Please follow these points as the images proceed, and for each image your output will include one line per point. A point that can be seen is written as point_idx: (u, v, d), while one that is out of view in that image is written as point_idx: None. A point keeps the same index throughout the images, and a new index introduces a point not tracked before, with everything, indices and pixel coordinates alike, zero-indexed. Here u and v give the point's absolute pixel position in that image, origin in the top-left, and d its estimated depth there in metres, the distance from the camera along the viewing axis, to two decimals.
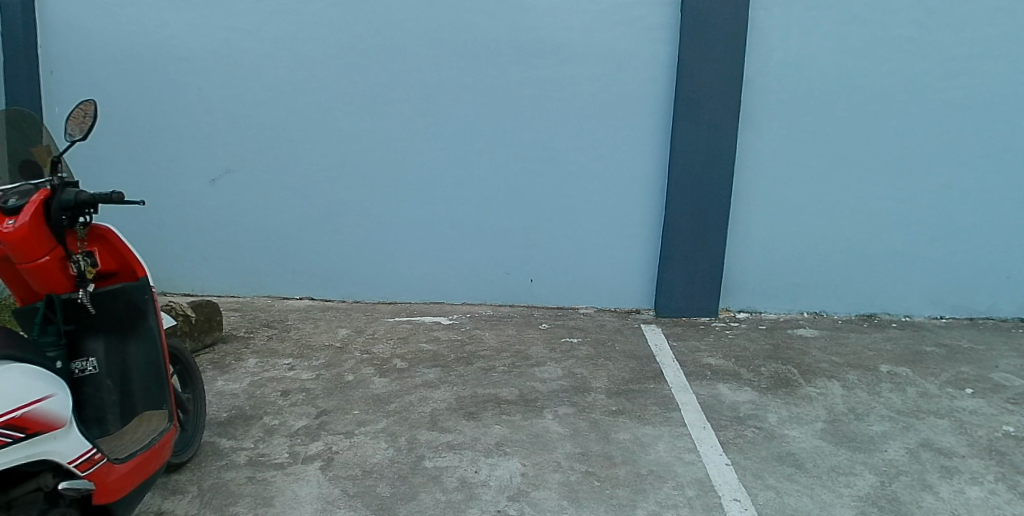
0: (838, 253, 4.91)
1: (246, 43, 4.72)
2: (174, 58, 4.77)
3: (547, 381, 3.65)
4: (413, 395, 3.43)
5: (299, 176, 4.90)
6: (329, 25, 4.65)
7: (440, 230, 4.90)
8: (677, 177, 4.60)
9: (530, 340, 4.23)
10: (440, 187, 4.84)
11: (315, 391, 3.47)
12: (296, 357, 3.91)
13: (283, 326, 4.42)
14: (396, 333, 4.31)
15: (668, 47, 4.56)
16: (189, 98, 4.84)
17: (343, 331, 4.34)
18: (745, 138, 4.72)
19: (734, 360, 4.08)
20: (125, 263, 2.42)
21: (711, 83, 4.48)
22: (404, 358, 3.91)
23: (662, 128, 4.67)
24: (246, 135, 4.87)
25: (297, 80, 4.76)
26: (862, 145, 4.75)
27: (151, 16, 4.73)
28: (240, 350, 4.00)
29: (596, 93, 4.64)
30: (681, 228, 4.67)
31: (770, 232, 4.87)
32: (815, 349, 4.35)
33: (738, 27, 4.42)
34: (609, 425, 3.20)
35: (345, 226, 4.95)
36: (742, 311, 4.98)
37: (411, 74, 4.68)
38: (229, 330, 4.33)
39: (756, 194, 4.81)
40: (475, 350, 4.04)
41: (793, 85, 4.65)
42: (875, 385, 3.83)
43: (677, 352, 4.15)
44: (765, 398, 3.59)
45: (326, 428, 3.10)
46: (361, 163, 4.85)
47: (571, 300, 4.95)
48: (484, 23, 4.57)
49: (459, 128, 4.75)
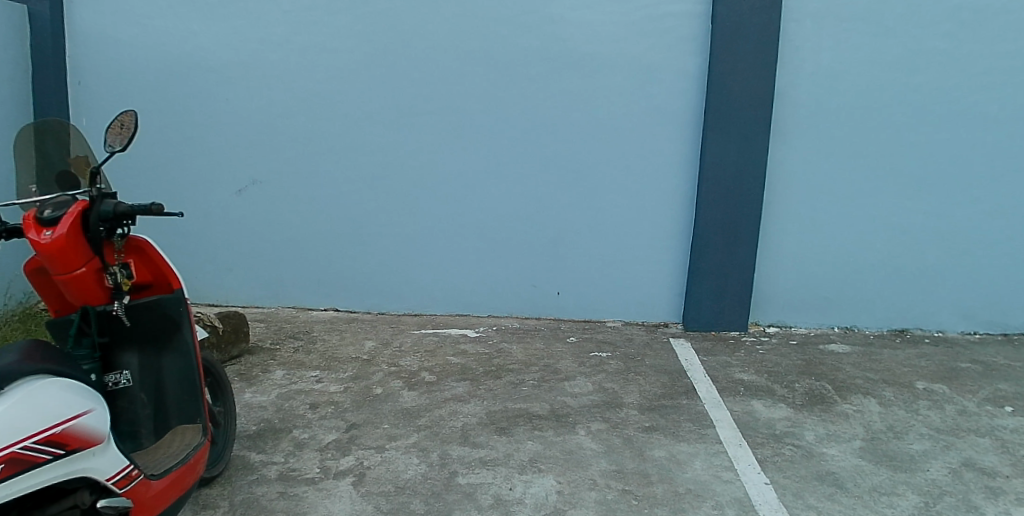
0: (869, 267, 4.84)
1: (273, 54, 4.73)
2: (201, 68, 4.79)
3: (578, 396, 3.59)
4: (443, 409, 3.38)
5: (324, 187, 4.88)
6: (357, 36, 4.65)
7: (466, 241, 4.86)
8: (706, 190, 4.55)
9: (558, 354, 4.16)
10: (465, 199, 4.81)
11: (344, 404, 3.43)
12: (324, 370, 3.87)
13: (309, 338, 4.39)
14: (423, 345, 4.24)
15: (698, 59, 4.53)
16: (217, 109, 4.84)
17: (370, 343, 4.29)
18: (776, 150, 4.66)
19: (767, 375, 4.01)
20: (161, 275, 2.36)
21: (741, 95, 4.44)
22: (432, 371, 3.85)
23: (691, 140, 4.63)
24: (271, 146, 4.86)
25: (325, 92, 4.75)
26: (894, 159, 4.68)
27: (180, 27, 4.75)
28: (267, 362, 3.99)
29: (625, 105, 4.60)
30: (711, 242, 4.61)
31: (801, 245, 4.80)
32: (848, 365, 4.27)
33: (769, 39, 4.39)
34: (642, 442, 3.13)
35: (371, 237, 4.92)
36: (772, 326, 4.89)
37: (438, 83, 4.66)
38: (254, 341, 4.30)
39: (788, 207, 4.74)
40: (504, 363, 3.98)
41: (824, 97, 4.59)
42: (912, 402, 3.76)
43: (708, 367, 4.07)
44: (801, 414, 3.52)
45: (357, 442, 3.05)
46: (387, 176, 4.83)
47: (598, 313, 4.89)
48: (513, 34, 4.55)
49: (486, 139, 4.72)
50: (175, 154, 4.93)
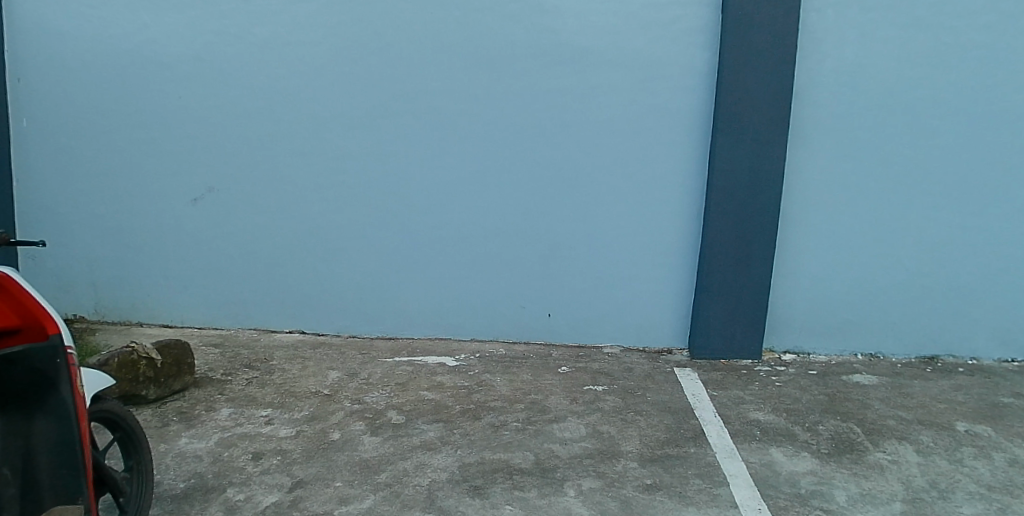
0: (895, 287, 4.33)
1: (231, 47, 4.21)
2: (151, 63, 4.28)
3: (568, 443, 3.08)
4: (408, 461, 2.88)
5: (288, 195, 4.37)
6: (324, 27, 4.14)
7: (446, 256, 4.36)
8: (717, 202, 4.04)
9: (548, 388, 3.64)
10: (445, 210, 4.31)
11: (293, 454, 2.93)
12: (277, 408, 3.37)
13: (266, 367, 3.87)
14: (393, 377, 3.73)
15: (707, 54, 4.02)
16: (169, 109, 4.33)
17: (334, 374, 3.77)
18: (794, 156, 4.15)
19: (786, 415, 3.49)
20: (30, 317, 1.90)
21: (756, 94, 3.93)
22: (401, 410, 3.35)
23: (699, 145, 4.12)
24: (230, 149, 4.34)
25: (288, 89, 4.23)
26: (924, 166, 4.18)
27: (128, 17, 4.24)
28: (213, 398, 3.49)
29: (624, 105, 4.10)
30: (721, 259, 4.10)
31: (821, 263, 4.29)
32: (876, 401, 3.76)
33: (786, 32, 3.89)
34: (643, 508, 2.62)
35: (340, 251, 4.41)
36: (788, 352, 4.38)
37: (415, 80, 4.16)
38: (203, 371, 3.79)
39: (807, 219, 4.22)
40: (485, 400, 3.47)
41: (848, 97, 4.09)
42: (955, 450, 3.24)
43: (718, 405, 3.56)
44: (828, 467, 3.01)
45: (300, 507, 2.55)
46: (358, 184, 4.32)
47: (593, 338, 4.38)
48: (498, 25, 4.05)
49: (468, 144, 4.22)
50: (125, 159, 4.42)
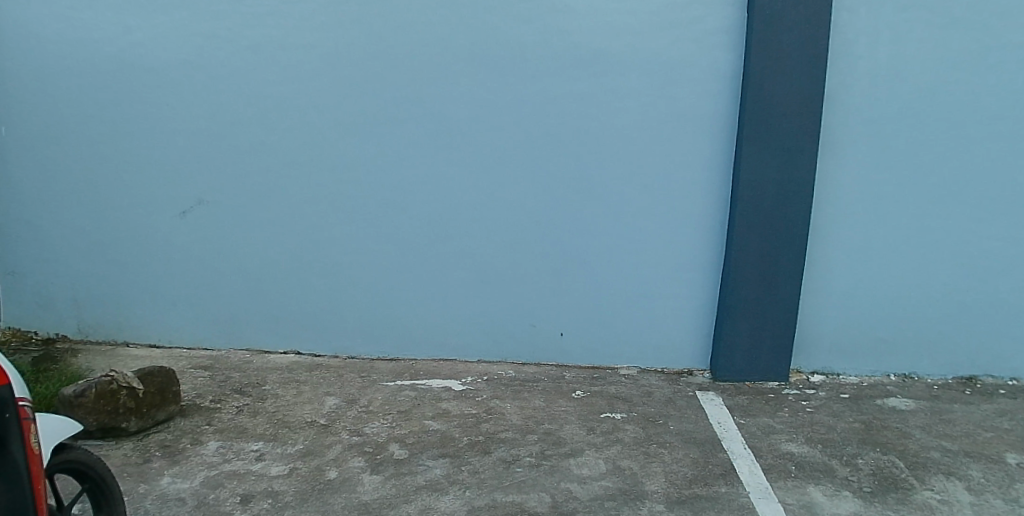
0: (930, 304, 4.06)
1: (221, 51, 3.95)
2: (137, 68, 4.02)
3: (588, 481, 2.81)
4: (411, 505, 2.61)
5: (283, 207, 4.11)
6: (321, 28, 3.88)
7: (452, 271, 4.09)
8: (742, 214, 3.77)
9: (562, 417, 3.38)
10: (450, 223, 4.04)
11: (285, 497, 2.67)
12: (269, 441, 3.11)
13: (259, 392, 3.61)
14: (396, 404, 3.46)
15: (730, 56, 3.76)
16: (157, 117, 4.07)
17: (332, 400, 3.50)
18: (824, 165, 3.88)
19: (821, 447, 3.22)
20: None
21: (784, 99, 3.67)
22: (403, 443, 3.08)
23: (722, 153, 3.85)
24: (221, 159, 4.08)
25: (282, 94, 3.97)
26: (962, 175, 3.91)
27: (112, 19, 3.98)
28: (200, 429, 3.22)
29: (642, 110, 3.83)
30: (747, 276, 3.83)
31: (852, 278, 4.02)
32: (916, 429, 3.48)
33: (816, 32, 3.62)
34: None
35: (339, 266, 4.15)
36: (817, 374, 4.11)
37: (417, 84, 3.89)
38: (191, 398, 3.53)
39: (838, 232, 3.95)
40: (494, 431, 3.20)
41: (881, 102, 3.82)
42: (1009, 486, 2.97)
43: (747, 435, 3.29)
44: (874, 509, 2.74)
45: None
46: (357, 195, 4.06)
47: (608, 358, 4.12)
48: (506, 26, 3.79)
49: (475, 152, 3.95)
50: (109, 169, 4.16)
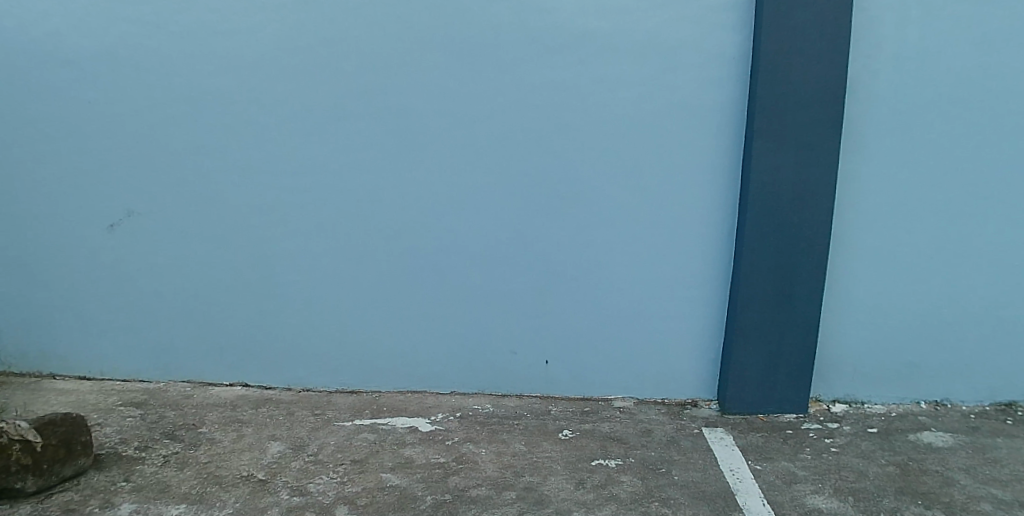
0: (966, 321, 3.56)
1: (151, 39, 3.43)
2: (55, 61, 3.49)
3: None
4: None
5: (226, 219, 3.59)
6: (264, 12, 3.36)
7: (420, 290, 3.58)
8: (753, 223, 3.26)
9: (545, 466, 2.86)
10: (417, 234, 3.53)
11: None
12: (193, 504, 2.59)
13: (192, 437, 3.09)
14: (350, 451, 2.95)
15: (737, 40, 3.25)
16: (80, 117, 3.54)
17: (276, 447, 2.99)
18: (846, 164, 3.38)
19: (853, 500, 2.72)
20: None
21: (800, 89, 3.16)
22: (353, 505, 2.56)
23: (728, 152, 3.35)
24: (155, 164, 3.56)
25: (223, 89, 3.45)
26: (1003, 173, 3.40)
27: (24, 4, 3.45)
28: (114, 487, 2.70)
29: (635, 103, 3.33)
30: (759, 293, 3.32)
31: (877, 293, 3.51)
32: (960, 472, 2.98)
33: (837, 10, 3.12)
34: None
35: (292, 285, 3.63)
36: (838, 402, 3.60)
37: (376, 76, 3.38)
38: (111, 445, 3.00)
39: (861, 240, 3.45)
40: (464, 487, 2.69)
41: (911, 91, 3.31)
42: None
43: (764, 486, 2.78)
44: None
45: None
46: (310, 205, 3.54)
47: (601, 388, 3.60)
48: (478, 6, 3.27)
49: (443, 154, 3.44)
50: (28, 177, 3.63)
